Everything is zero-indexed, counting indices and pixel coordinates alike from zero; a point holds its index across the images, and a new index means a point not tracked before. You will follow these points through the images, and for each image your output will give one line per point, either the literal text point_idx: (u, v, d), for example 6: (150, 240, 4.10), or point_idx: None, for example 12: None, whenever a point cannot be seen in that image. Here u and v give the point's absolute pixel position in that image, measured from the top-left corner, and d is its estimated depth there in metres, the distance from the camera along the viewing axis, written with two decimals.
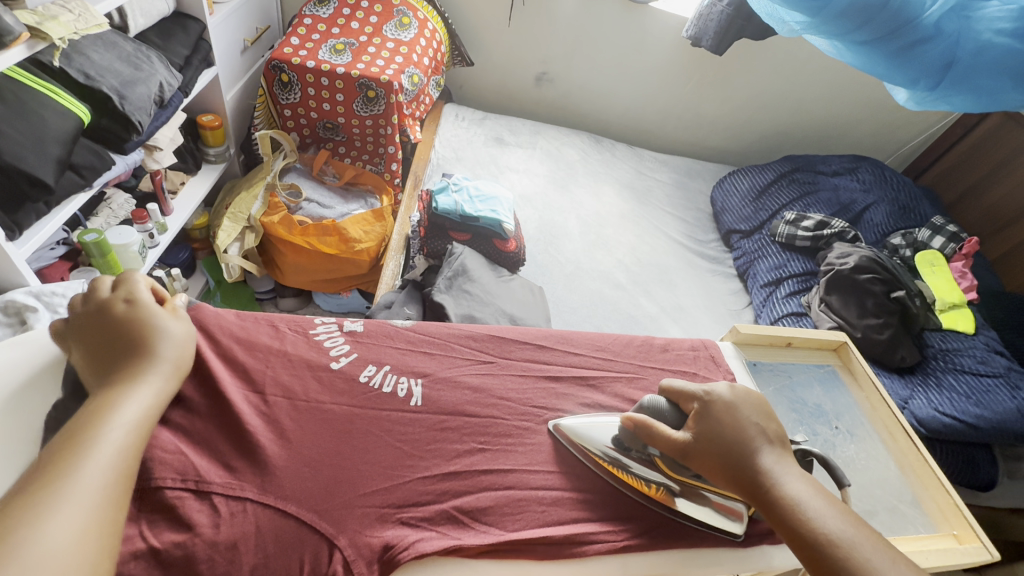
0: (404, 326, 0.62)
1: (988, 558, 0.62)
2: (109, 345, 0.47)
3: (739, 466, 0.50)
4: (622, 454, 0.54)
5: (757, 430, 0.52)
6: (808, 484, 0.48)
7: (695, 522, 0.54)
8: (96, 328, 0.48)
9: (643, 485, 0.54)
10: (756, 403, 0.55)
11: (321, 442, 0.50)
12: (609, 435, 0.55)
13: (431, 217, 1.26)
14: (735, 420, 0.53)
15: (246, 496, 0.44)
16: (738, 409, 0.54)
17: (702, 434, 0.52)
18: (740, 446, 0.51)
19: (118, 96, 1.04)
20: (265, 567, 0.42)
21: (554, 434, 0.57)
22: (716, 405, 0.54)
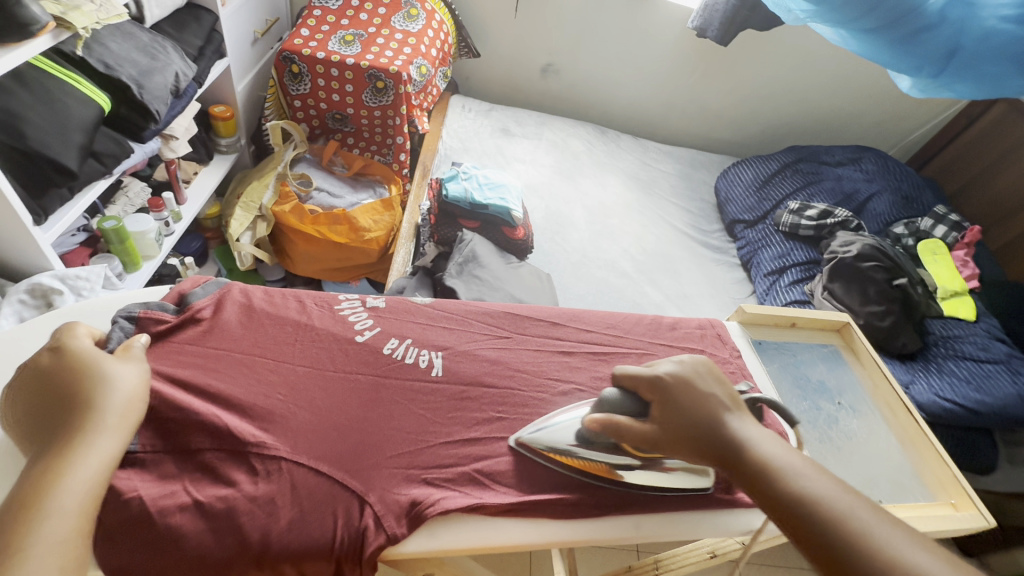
0: (424, 303, 0.65)
1: (986, 525, 0.64)
2: (50, 403, 0.44)
3: (708, 442, 0.50)
4: (581, 447, 0.54)
5: (717, 403, 0.52)
6: (774, 444, 0.49)
7: (660, 488, 0.55)
8: (34, 391, 0.45)
9: (602, 467, 0.54)
10: (711, 374, 0.55)
11: (350, 409, 0.52)
12: (570, 432, 0.54)
13: (441, 204, 1.28)
14: (695, 397, 0.52)
15: (281, 455, 0.47)
16: (695, 384, 0.53)
17: (666, 419, 0.52)
18: (706, 422, 0.51)
19: (136, 86, 1.06)
20: (301, 520, 0.44)
21: (517, 449, 0.54)
22: (673, 384, 0.54)
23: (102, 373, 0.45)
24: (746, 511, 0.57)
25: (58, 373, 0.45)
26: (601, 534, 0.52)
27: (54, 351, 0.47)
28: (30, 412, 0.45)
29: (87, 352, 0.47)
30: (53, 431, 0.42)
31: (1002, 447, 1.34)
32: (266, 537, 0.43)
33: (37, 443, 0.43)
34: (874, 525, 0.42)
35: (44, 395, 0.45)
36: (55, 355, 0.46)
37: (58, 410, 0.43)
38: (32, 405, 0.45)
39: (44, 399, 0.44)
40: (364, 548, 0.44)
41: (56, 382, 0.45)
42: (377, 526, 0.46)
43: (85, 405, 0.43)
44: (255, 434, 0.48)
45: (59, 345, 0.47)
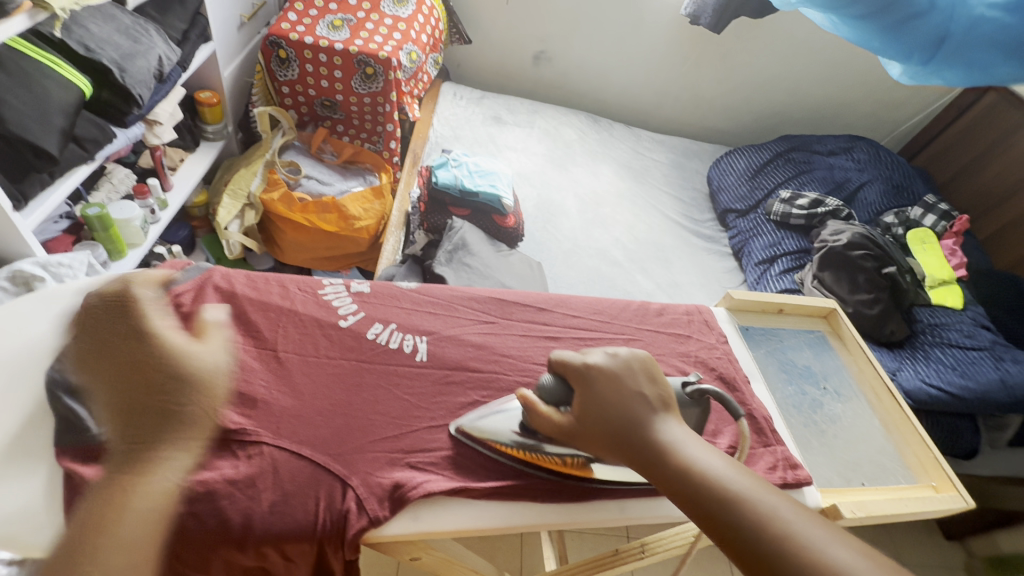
0: (409, 288, 0.64)
1: (966, 506, 0.64)
2: (147, 388, 0.46)
3: (629, 440, 0.47)
4: (520, 436, 0.52)
5: (639, 399, 0.49)
6: (700, 445, 0.46)
7: (628, 484, 0.54)
8: (122, 373, 0.47)
9: (558, 461, 0.52)
10: (642, 367, 0.52)
11: (333, 394, 0.52)
12: (511, 420, 0.53)
13: (431, 192, 1.27)
14: (617, 393, 0.49)
15: (263, 440, 0.47)
16: (620, 379, 0.50)
17: (587, 414, 0.49)
18: (628, 419, 0.47)
19: (118, 69, 1.04)
20: (284, 503, 0.44)
21: (457, 437, 0.53)
22: (599, 376, 0.51)
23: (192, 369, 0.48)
24: None
25: (153, 361, 0.48)
26: (586, 517, 0.52)
27: (144, 337, 0.49)
28: (117, 392, 0.46)
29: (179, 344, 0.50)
30: (153, 415, 0.45)
31: (984, 432, 1.37)
32: (248, 521, 0.43)
33: (129, 426, 0.44)
34: (797, 521, 0.39)
35: (139, 379, 0.47)
36: (150, 342, 0.49)
37: (155, 396, 0.46)
38: (118, 386, 0.46)
39: (138, 383, 0.46)
40: (347, 531, 0.44)
41: (155, 368, 0.47)
42: (359, 509, 0.45)
43: (186, 395, 0.47)
44: (237, 419, 0.48)
45: (148, 331, 0.50)
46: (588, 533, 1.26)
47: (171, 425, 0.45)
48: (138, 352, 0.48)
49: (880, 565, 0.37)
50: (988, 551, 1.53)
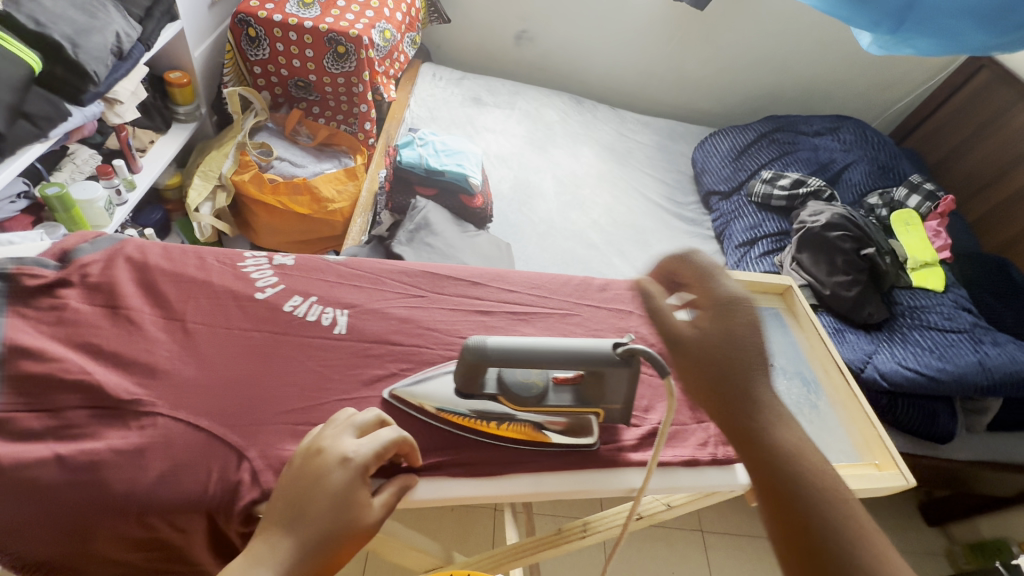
0: (336, 261, 0.63)
1: (907, 485, 0.62)
2: (329, 518, 0.42)
3: (720, 378, 0.50)
4: (460, 399, 0.53)
5: (761, 348, 0.51)
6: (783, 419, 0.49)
7: (541, 444, 0.54)
8: (301, 481, 0.43)
9: (483, 422, 0.53)
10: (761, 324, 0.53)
11: (239, 365, 0.51)
12: (447, 383, 0.54)
13: (396, 171, 1.25)
14: (745, 333, 0.51)
15: (158, 411, 0.46)
16: (749, 323, 0.51)
17: (712, 340, 0.51)
18: (730, 363, 0.50)
19: (71, 45, 1.02)
20: (174, 475, 0.43)
21: (390, 402, 0.53)
22: (737, 315, 0.51)
23: (349, 500, 0.43)
24: (629, 470, 0.55)
25: (343, 494, 0.43)
26: (500, 490, 0.51)
27: (342, 463, 0.44)
28: (289, 496, 0.42)
29: (350, 473, 0.44)
30: (316, 548, 0.41)
31: (962, 416, 1.33)
32: (134, 490, 0.42)
33: (285, 534, 0.41)
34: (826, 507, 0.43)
35: (323, 502, 0.42)
36: (345, 470, 0.43)
37: (333, 525, 0.42)
38: (293, 487, 0.43)
39: (321, 505, 0.42)
40: (236, 502, 0.43)
41: (335, 501, 0.43)
42: (252, 481, 0.44)
43: (358, 537, 0.43)
44: (133, 389, 0.46)
45: (348, 453, 0.44)
46: (551, 513, 1.29)
47: (327, 562, 0.42)
48: (309, 470, 0.43)
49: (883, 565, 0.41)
50: (965, 535, 1.56)
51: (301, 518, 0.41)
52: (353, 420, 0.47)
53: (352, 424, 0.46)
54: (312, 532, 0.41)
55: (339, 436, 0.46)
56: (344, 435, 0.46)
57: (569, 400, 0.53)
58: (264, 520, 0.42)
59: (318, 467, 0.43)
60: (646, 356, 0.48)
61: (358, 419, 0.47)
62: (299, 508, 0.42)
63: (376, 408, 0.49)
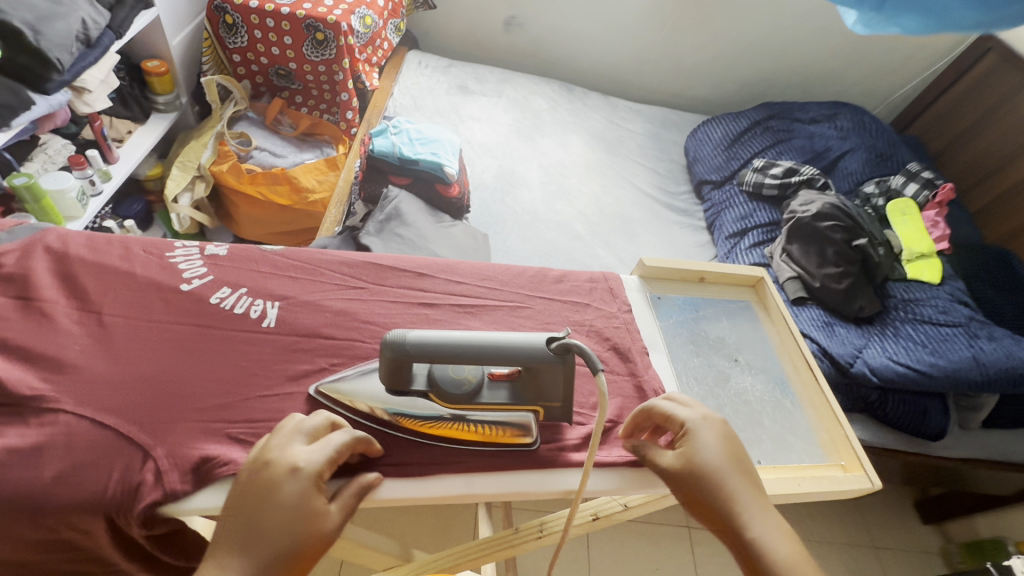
0: (274, 251, 0.60)
1: (870, 487, 0.59)
2: (283, 531, 0.39)
3: (713, 510, 0.46)
4: (392, 398, 0.51)
5: (729, 470, 0.47)
6: (792, 547, 0.44)
7: (478, 444, 0.51)
8: (249, 495, 0.40)
9: (415, 421, 0.51)
10: (729, 440, 0.49)
11: (155, 360, 0.49)
12: (376, 382, 0.52)
13: (369, 160, 1.23)
14: (711, 457, 0.48)
15: (61, 408, 0.44)
16: (708, 444, 0.48)
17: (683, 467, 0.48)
18: (718, 494, 0.46)
19: (32, 31, 1.00)
20: (71, 475, 0.41)
21: (317, 398, 0.50)
22: (697, 432, 0.49)
23: (305, 510, 0.40)
24: (569, 471, 0.52)
25: (296, 505, 0.40)
26: (429, 492, 0.48)
27: (292, 473, 0.41)
28: (238, 513, 0.39)
29: (305, 484, 0.41)
30: (274, 564, 0.38)
31: (955, 413, 1.29)
32: (27, 490, 0.40)
33: (236, 558, 0.38)
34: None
35: (274, 517, 0.39)
36: (296, 480, 0.40)
37: (288, 538, 0.39)
38: (242, 504, 0.40)
39: (272, 521, 0.39)
40: (136, 503, 0.41)
41: (287, 514, 0.39)
42: (155, 481, 0.42)
43: (318, 548, 0.40)
44: (37, 384, 0.45)
45: (298, 462, 0.41)
46: (529, 508, 1.27)
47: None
48: (259, 485, 0.40)
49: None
50: (963, 536, 1.50)
51: (255, 539, 0.38)
52: (302, 427, 0.44)
53: (301, 431, 0.44)
54: (267, 549, 0.38)
55: (287, 445, 0.43)
56: (294, 443, 0.43)
57: (503, 398, 0.51)
58: (213, 543, 0.39)
59: (267, 480, 0.40)
60: (578, 351, 0.46)
61: (309, 428, 0.44)
62: (253, 527, 0.39)
63: (327, 411, 0.47)
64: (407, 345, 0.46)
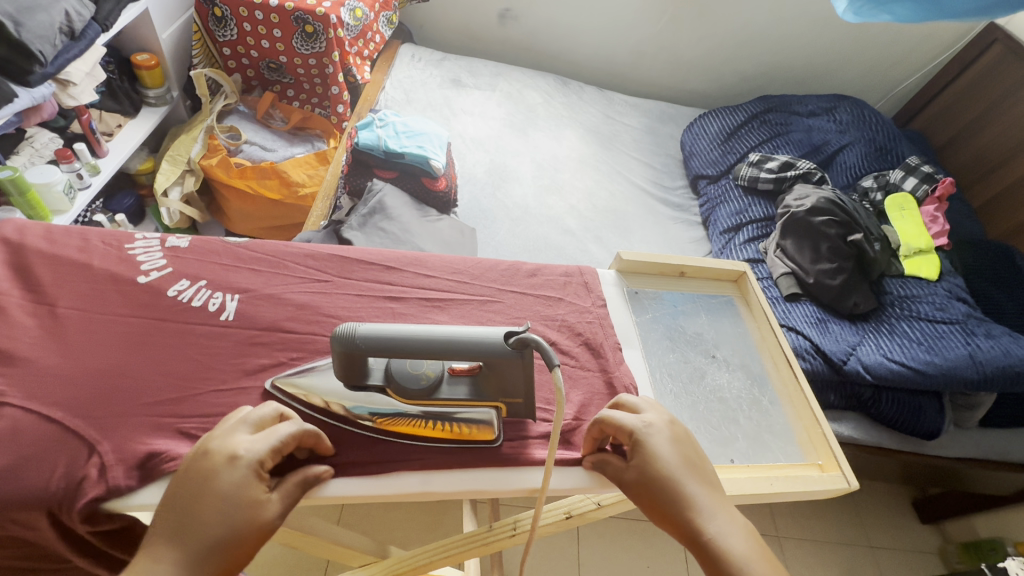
0: (237, 244, 0.60)
1: (846, 487, 0.57)
2: (218, 520, 0.39)
3: (671, 516, 0.45)
4: (351, 394, 0.50)
5: (684, 473, 0.46)
6: (753, 548, 0.42)
7: (436, 441, 0.51)
8: (187, 484, 0.40)
9: (373, 418, 0.50)
10: (682, 441, 0.48)
11: (109, 354, 0.49)
12: (334, 378, 0.51)
13: (355, 154, 1.22)
14: (662, 462, 0.46)
15: (8, 401, 0.44)
16: (660, 449, 0.47)
17: (637, 475, 0.47)
18: (674, 500, 0.45)
19: (14, 23, 1.00)
20: (13, 469, 0.41)
21: (274, 393, 0.50)
22: (647, 437, 0.48)
23: (240, 501, 0.40)
24: (530, 469, 0.51)
25: (233, 494, 0.40)
26: (385, 489, 0.48)
27: (230, 462, 0.40)
28: (176, 501, 0.39)
29: (242, 475, 0.40)
30: (208, 554, 0.38)
31: (952, 412, 1.26)
32: None
33: (169, 549, 0.38)
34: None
35: (211, 506, 0.39)
36: (233, 468, 0.40)
37: (223, 528, 0.39)
38: (180, 493, 0.40)
39: (207, 510, 0.39)
40: (78, 498, 0.41)
41: (224, 503, 0.39)
42: (99, 476, 0.42)
43: (256, 537, 0.40)
44: None
45: (237, 451, 0.41)
46: (517, 504, 1.26)
47: (224, 567, 0.39)
48: (195, 476, 0.40)
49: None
50: (962, 536, 1.48)
51: (188, 531, 0.38)
52: (248, 417, 0.44)
53: (245, 420, 0.43)
54: (200, 540, 0.38)
55: (230, 434, 0.42)
56: (238, 432, 0.43)
57: (463, 393, 0.50)
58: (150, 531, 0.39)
59: (205, 470, 0.40)
60: (535, 347, 0.45)
61: (251, 419, 0.44)
62: (187, 519, 0.39)
63: (277, 401, 0.47)
64: (358, 340, 0.45)
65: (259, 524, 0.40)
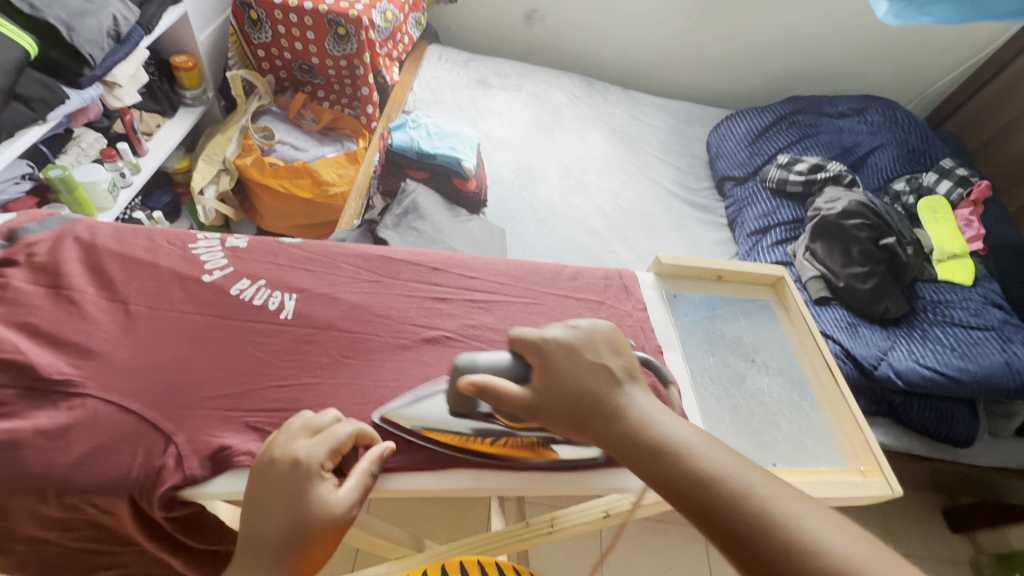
0: (291, 244, 0.62)
1: (889, 493, 0.58)
2: (290, 519, 0.41)
3: (598, 426, 0.46)
4: (455, 419, 0.52)
5: (601, 372, 0.48)
6: (687, 427, 0.44)
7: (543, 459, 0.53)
8: (259, 489, 0.43)
9: (479, 440, 0.52)
10: (602, 342, 0.51)
11: (176, 349, 0.51)
12: (441, 402, 0.53)
13: (388, 155, 1.24)
14: (574, 366, 0.49)
15: (88, 393, 0.46)
16: (578, 353, 0.49)
17: (547, 390, 0.48)
18: (596, 409, 0.46)
19: (66, 28, 1.03)
20: (96, 456, 0.44)
21: (383, 425, 0.51)
22: (557, 352, 0.50)
23: (309, 499, 0.42)
24: (574, 471, 0.53)
25: (302, 495, 0.42)
26: (439, 483, 0.50)
27: (293, 466, 0.43)
28: (252, 506, 0.42)
29: (303, 477, 0.42)
30: (288, 547, 0.41)
31: (986, 420, 1.24)
32: (54, 471, 0.43)
33: (255, 546, 0.41)
34: (776, 498, 0.37)
35: (281, 507, 0.41)
36: (295, 471, 0.43)
37: (295, 526, 0.41)
38: (254, 496, 0.43)
39: (280, 511, 0.41)
40: (158, 485, 0.44)
41: (294, 502, 0.42)
42: (176, 465, 0.45)
43: (333, 531, 0.42)
44: (65, 369, 0.47)
45: (298, 454, 0.43)
46: (542, 503, 1.27)
47: (310, 556, 0.41)
48: (265, 480, 0.43)
49: (858, 538, 0.35)
50: (994, 546, 1.45)
51: (266, 528, 0.41)
52: (306, 421, 0.46)
53: (303, 426, 0.46)
54: (280, 537, 0.41)
55: (292, 440, 0.45)
56: (299, 437, 0.45)
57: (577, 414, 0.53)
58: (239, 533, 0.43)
59: (273, 472, 0.43)
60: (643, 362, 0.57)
61: (309, 422, 0.46)
62: (264, 519, 0.42)
63: (334, 409, 0.49)
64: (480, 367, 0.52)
65: (330, 518, 0.42)
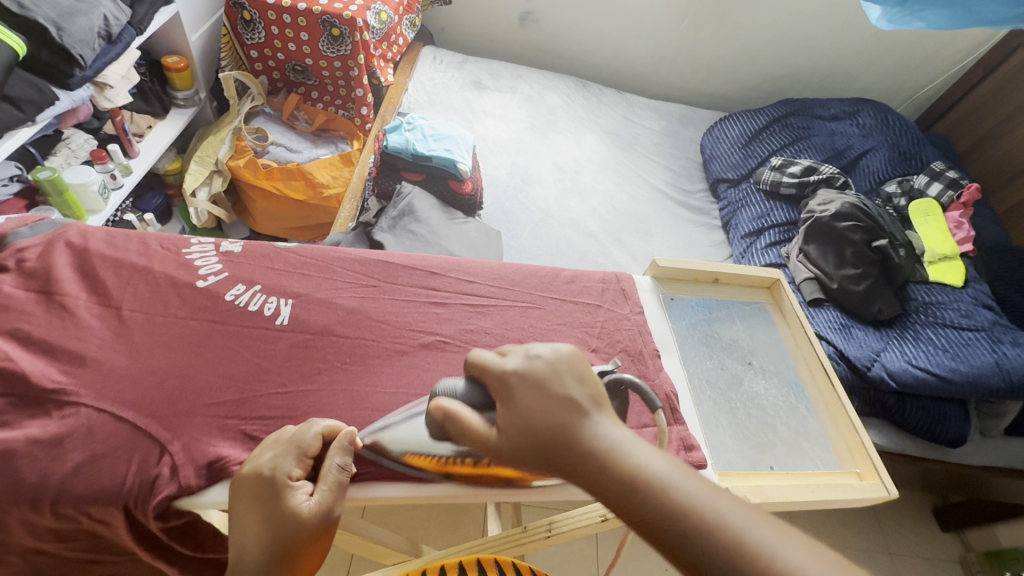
0: (287, 249, 0.62)
1: (886, 495, 0.58)
2: (269, 530, 0.41)
3: (567, 465, 0.41)
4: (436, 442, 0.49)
5: (568, 404, 0.43)
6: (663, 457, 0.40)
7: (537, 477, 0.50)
8: (238, 508, 0.43)
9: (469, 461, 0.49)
10: (568, 367, 0.46)
11: (171, 355, 0.51)
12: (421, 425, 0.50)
13: (383, 156, 1.24)
14: (538, 399, 0.44)
15: (81, 402, 0.46)
16: (543, 385, 0.44)
17: (510, 430, 0.43)
18: (564, 447, 0.42)
19: (56, 28, 1.01)
20: (91, 465, 0.43)
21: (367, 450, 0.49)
22: (519, 385, 0.45)
23: (283, 506, 0.42)
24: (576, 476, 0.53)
25: (274, 505, 0.42)
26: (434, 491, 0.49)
27: (262, 478, 0.43)
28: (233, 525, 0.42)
29: (273, 488, 0.42)
30: (275, 556, 0.40)
31: (976, 419, 1.26)
32: (48, 481, 0.42)
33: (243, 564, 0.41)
34: (753, 529, 0.35)
35: (258, 521, 0.41)
36: (264, 484, 0.43)
37: (276, 537, 0.41)
38: (235, 516, 0.43)
39: (257, 525, 0.41)
40: (153, 495, 0.43)
41: (269, 513, 0.41)
42: (171, 475, 0.44)
43: (317, 533, 0.42)
44: (58, 377, 0.46)
45: (264, 468, 0.43)
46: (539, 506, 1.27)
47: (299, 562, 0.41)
48: (241, 499, 0.43)
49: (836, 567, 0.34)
50: (984, 544, 1.46)
51: (249, 545, 0.41)
52: (270, 435, 0.46)
53: (268, 440, 0.46)
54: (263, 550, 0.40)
55: (259, 455, 0.45)
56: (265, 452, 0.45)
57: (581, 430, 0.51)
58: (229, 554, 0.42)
59: (246, 489, 0.43)
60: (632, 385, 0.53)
61: (268, 439, 0.46)
62: (245, 536, 0.41)
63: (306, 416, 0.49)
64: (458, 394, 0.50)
65: (309, 521, 0.41)
